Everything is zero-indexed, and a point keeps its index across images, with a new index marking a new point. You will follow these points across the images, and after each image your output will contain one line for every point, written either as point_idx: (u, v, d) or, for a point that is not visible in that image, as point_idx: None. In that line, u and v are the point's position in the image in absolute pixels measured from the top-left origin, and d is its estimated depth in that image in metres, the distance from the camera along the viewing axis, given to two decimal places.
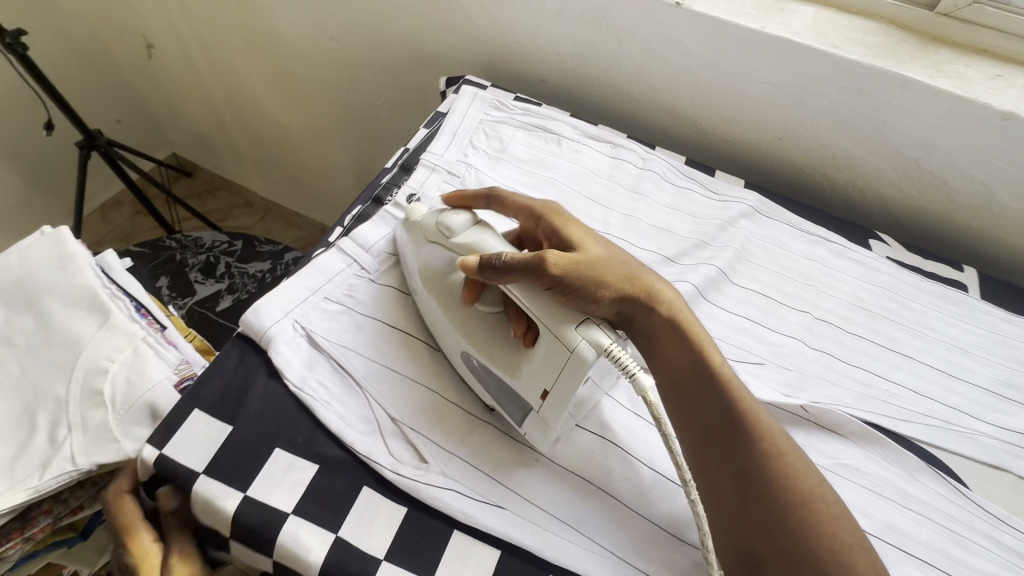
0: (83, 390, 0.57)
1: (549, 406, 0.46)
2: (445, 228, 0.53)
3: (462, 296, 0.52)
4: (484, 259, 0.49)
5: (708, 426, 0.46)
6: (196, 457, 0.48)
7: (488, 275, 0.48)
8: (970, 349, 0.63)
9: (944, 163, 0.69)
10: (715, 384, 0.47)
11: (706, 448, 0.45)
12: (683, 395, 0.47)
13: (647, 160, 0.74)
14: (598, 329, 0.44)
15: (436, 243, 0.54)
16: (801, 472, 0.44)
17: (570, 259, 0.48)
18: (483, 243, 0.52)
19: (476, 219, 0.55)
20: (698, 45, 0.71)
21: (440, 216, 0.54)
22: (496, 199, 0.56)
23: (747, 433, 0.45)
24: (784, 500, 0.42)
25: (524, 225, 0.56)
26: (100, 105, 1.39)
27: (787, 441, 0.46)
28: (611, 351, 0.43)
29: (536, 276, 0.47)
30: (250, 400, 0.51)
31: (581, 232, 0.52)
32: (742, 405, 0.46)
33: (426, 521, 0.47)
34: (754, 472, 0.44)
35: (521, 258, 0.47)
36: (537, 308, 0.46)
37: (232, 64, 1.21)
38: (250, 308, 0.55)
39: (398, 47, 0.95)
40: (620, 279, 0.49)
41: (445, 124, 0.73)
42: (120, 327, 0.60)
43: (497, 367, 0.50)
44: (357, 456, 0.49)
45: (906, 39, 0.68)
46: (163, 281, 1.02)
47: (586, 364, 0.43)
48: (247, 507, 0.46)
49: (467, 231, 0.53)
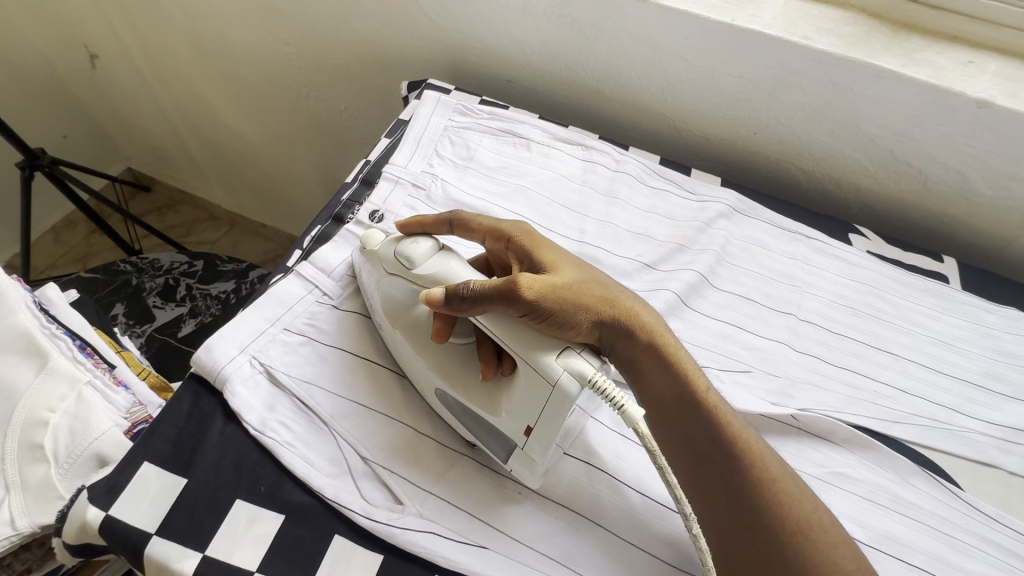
0: (21, 445, 0.52)
1: (535, 442, 0.44)
2: (405, 259, 0.48)
3: (432, 335, 0.49)
4: (451, 290, 0.44)
5: (698, 457, 0.45)
6: (147, 515, 0.44)
7: (458, 306, 0.44)
8: (954, 343, 0.62)
9: (920, 153, 0.68)
10: (702, 412, 0.45)
11: (698, 479, 0.45)
12: (670, 424, 0.46)
13: (621, 162, 0.71)
14: (579, 357, 0.41)
15: (397, 274, 0.49)
16: (796, 499, 0.43)
17: (544, 282, 0.45)
18: (447, 272, 0.47)
19: (440, 244, 0.49)
20: (668, 40, 0.68)
21: (398, 244, 0.49)
22: (460, 223, 0.52)
23: (738, 463, 0.44)
24: (781, 531, 0.42)
25: (492, 247, 0.53)
26: (42, 121, 1.30)
27: (779, 466, 0.45)
28: (597, 382, 0.39)
29: (510, 303, 0.43)
30: (206, 448, 0.47)
31: (553, 254, 0.49)
32: (731, 433, 0.45)
33: (405, 569, 0.44)
34: (749, 502, 0.43)
35: (491, 285, 0.44)
36: (513, 338, 0.43)
37: (182, 73, 1.14)
38: (201, 345, 0.50)
39: (356, 50, 0.90)
40: (597, 300, 0.46)
41: (407, 134, 0.69)
42: (61, 371, 0.55)
43: (473, 398, 0.47)
44: (326, 503, 0.46)
45: (877, 27, 0.67)
46: (119, 308, 0.96)
47: (570, 398, 0.40)
48: (207, 568, 0.42)
49: (430, 258, 0.48)
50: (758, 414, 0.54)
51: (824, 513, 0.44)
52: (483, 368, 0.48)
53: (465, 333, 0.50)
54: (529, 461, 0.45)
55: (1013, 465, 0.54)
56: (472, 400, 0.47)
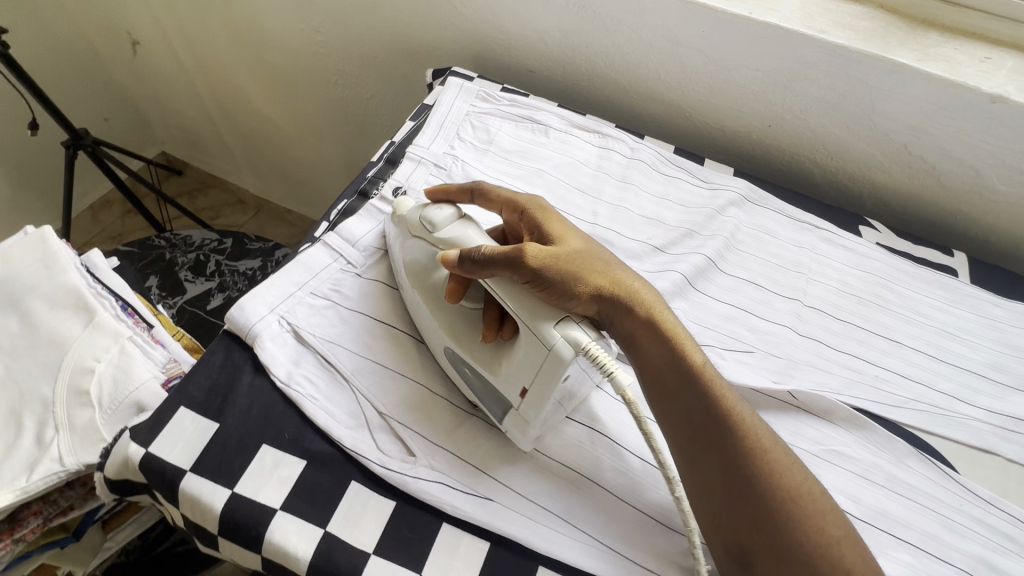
0: (70, 390, 0.56)
1: (527, 404, 0.46)
2: (428, 222, 0.52)
3: (446, 296, 0.52)
4: (462, 253, 0.48)
5: (693, 428, 0.45)
6: (183, 454, 0.48)
7: (467, 267, 0.48)
8: (960, 334, 0.63)
9: (933, 147, 0.68)
10: (696, 384, 0.46)
11: (689, 449, 0.45)
12: (664, 396, 0.47)
13: (635, 149, 0.74)
14: (577, 328, 0.44)
15: (420, 237, 0.54)
16: (788, 469, 0.43)
17: (548, 252, 0.47)
18: (465, 237, 0.51)
19: (461, 212, 0.54)
20: (686, 32, 0.70)
21: (423, 209, 0.53)
22: (480, 193, 0.56)
23: (731, 434, 0.44)
24: (771, 499, 0.42)
25: (508, 220, 0.56)
26: (86, 103, 1.37)
27: (772, 438, 0.45)
28: (589, 349, 0.43)
29: (514, 269, 0.47)
30: (236, 396, 0.51)
31: (562, 228, 0.52)
32: (724, 404, 0.45)
33: (415, 514, 0.47)
34: (739, 472, 0.43)
35: (500, 251, 0.47)
36: (516, 302, 0.46)
37: (218, 60, 1.19)
38: (234, 304, 0.54)
39: (384, 39, 0.94)
40: (597, 275, 0.48)
41: (431, 117, 0.73)
42: (106, 326, 0.60)
43: (479, 359, 0.49)
44: (345, 451, 0.49)
45: (894, 23, 0.68)
46: (153, 280, 1.01)
47: (564, 362, 0.43)
48: (235, 503, 0.46)
49: (450, 224, 0.52)
50: (759, 391, 0.56)
51: (818, 486, 0.44)
52: (485, 329, 0.50)
53: (476, 298, 0.53)
54: (523, 424, 0.48)
55: (1013, 453, 0.55)
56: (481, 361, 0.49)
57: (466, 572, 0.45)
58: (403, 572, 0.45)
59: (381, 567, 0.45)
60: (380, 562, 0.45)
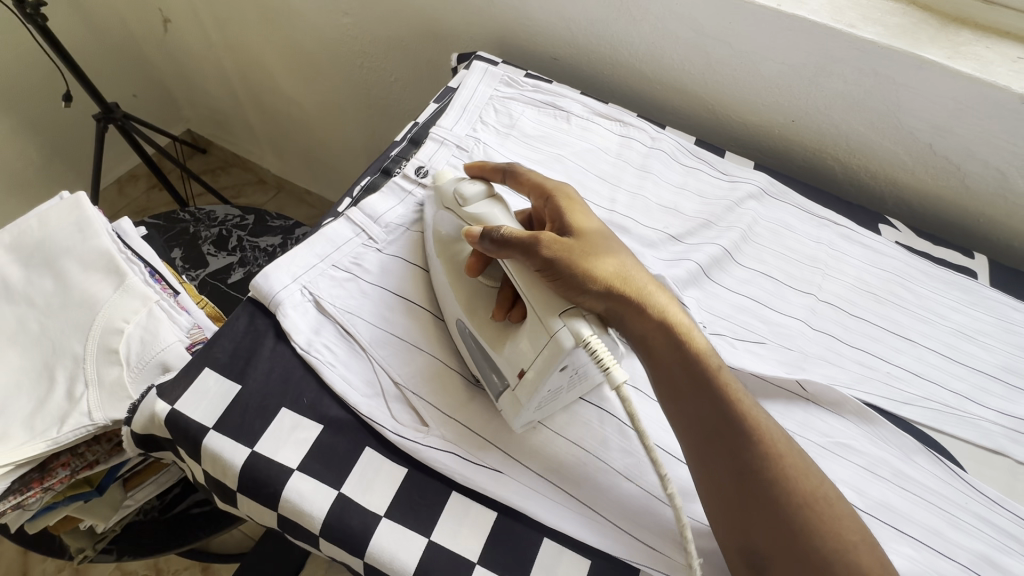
0: (100, 348, 0.59)
1: (523, 386, 0.47)
2: (460, 196, 0.54)
3: (467, 269, 0.53)
4: (484, 230, 0.50)
5: (706, 431, 0.44)
6: (206, 412, 0.50)
7: (486, 246, 0.50)
8: (975, 335, 0.63)
9: (959, 148, 0.68)
10: (710, 384, 0.45)
11: (702, 451, 0.44)
12: (676, 397, 0.46)
13: (656, 139, 0.74)
14: (582, 321, 0.45)
15: (450, 210, 0.56)
16: (803, 473, 0.42)
17: (565, 244, 0.48)
18: (491, 216, 0.53)
19: (490, 191, 0.55)
20: (712, 23, 0.70)
21: (457, 183, 0.55)
22: (513, 173, 0.57)
23: (746, 437, 0.43)
24: (786, 502, 0.41)
25: (535, 204, 0.57)
26: (116, 79, 1.40)
27: (787, 441, 0.44)
28: (590, 344, 0.44)
29: (530, 255, 0.48)
30: (258, 361, 0.53)
31: (582, 219, 0.53)
32: (739, 406, 0.44)
33: (426, 481, 0.49)
34: (755, 475, 0.42)
35: (519, 235, 0.49)
36: (528, 287, 0.48)
37: (246, 39, 1.21)
38: (259, 273, 0.56)
39: (410, 22, 0.94)
40: (610, 272, 0.48)
41: (454, 100, 0.73)
42: (135, 289, 0.62)
43: (488, 333, 0.51)
44: (360, 418, 0.51)
45: (926, 19, 0.67)
46: (178, 251, 1.04)
47: (563, 351, 0.44)
48: (254, 462, 0.48)
49: (479, 202, 0.54)
50: (769, 381, 0.56)
51: (833, 490, 0.43)
52: (496, 306, 0.52)
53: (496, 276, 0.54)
54: (515, 407, 0.48)
55: (1022, 455, 0.55)
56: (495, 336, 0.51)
57: (473, 538, 0.47)
58: (413, 536, 0.47)
59: (392, 530, 0.46)
60: (391, 525, 0.47)
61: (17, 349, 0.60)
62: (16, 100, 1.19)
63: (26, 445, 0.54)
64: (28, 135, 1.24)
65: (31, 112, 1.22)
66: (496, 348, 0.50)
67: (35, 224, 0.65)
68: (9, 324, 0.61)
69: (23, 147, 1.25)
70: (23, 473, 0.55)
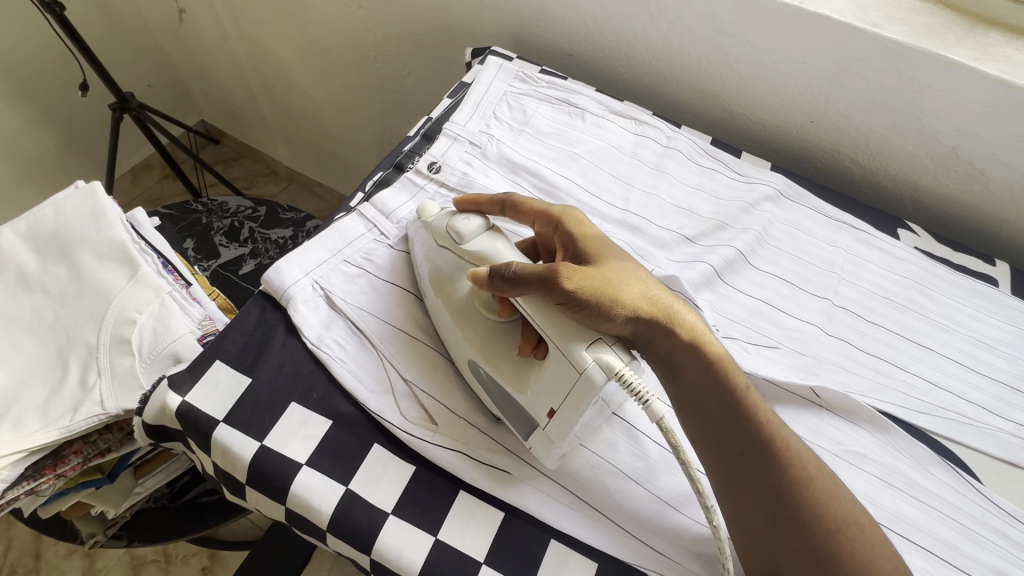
0: (113, 338, 0.59)
1: (555, 424, 0.46)
2: (456, 233, 0.53)
3: (494, 308, 0.52)
4: (493, 269, 0.49)
5: (736, 455, 0.43)
6: (216, 405, 0.50)
7: (497, 284, 0.48)
8: (995, 345, 0.62)
9: (983, 152, 0.66)
10: (739, 409, 0.44)
11: (732, 474, 0.43)
12: (703, 421, 0.45)
13: (672, 138, 0.73)
14: (610, 351, 0.43)
15: (446, 247, 0.54)
16: (836, 499, 0.42)
17: (584, 272, 0.47)
18: (495, 252, 0.52)
19: (489, 224, 0.55)
20: (732, 20, 0.68)
21: (451, 219, 0.54)
22: (512, 205, 0.56)
23: (776, 462, 0.43)
24: (818, 529, 0.41)
25: (541, 231, 0.56)
26: (132, 68, 1.40)
27: (818, 465, 0.44)
28: (623, 374, 0.42)
29: (547, 289, 0.46)
30: (269, 354, 0.53)
31: (597, 245, 0.51)
32: (770, 431, 0.44)
33: (434, 480, 0.49)
34: (789, 501, 0.42)
35: (532, 270, 0.47)
36: (546, 321, 0.46)
37: (260, 31, 1.21)
38: (271, 267, 0.56)
39: (425, 15, 0.94)
40: (636, 297, 0.47)
41: (468, 96, 0.73)
42: (148, 280, 0.62)
43: (509, 370, 0.49)
44: (369, 414, 0.51)
45: (953, 19, 0.65)
46: (190, 242, 1.04)
47: (594, 386, 0.43)
48: (264, 456, 0.48)
49: (479, 236, 0.53)
50: (782, 387, 0.55)
51: (864, 512, 0.43)
52: (522, 342, 0.50)
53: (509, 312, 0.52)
54: (549, 443, 0.47)
55: None
56: (504, 354, 0.50)
57: (480, 538, 0.47)
58: (420, 534, 0.47)
59: (399, 527, 0.47)
60: (399, 522, 0.47)
61: (32, 337, 0.61)
62: (33, 89, 1.19)
63: (39, 432, 0.54)
64: (44, 123, 1.25)
65: (47, 101, 1.23)
66: (521, 390, 0.48)
67: (50, 214, 0.66)
68: (24, 312, 0.62)
69: (40, 136, 1.26)
70: (36, 460, 0.56)
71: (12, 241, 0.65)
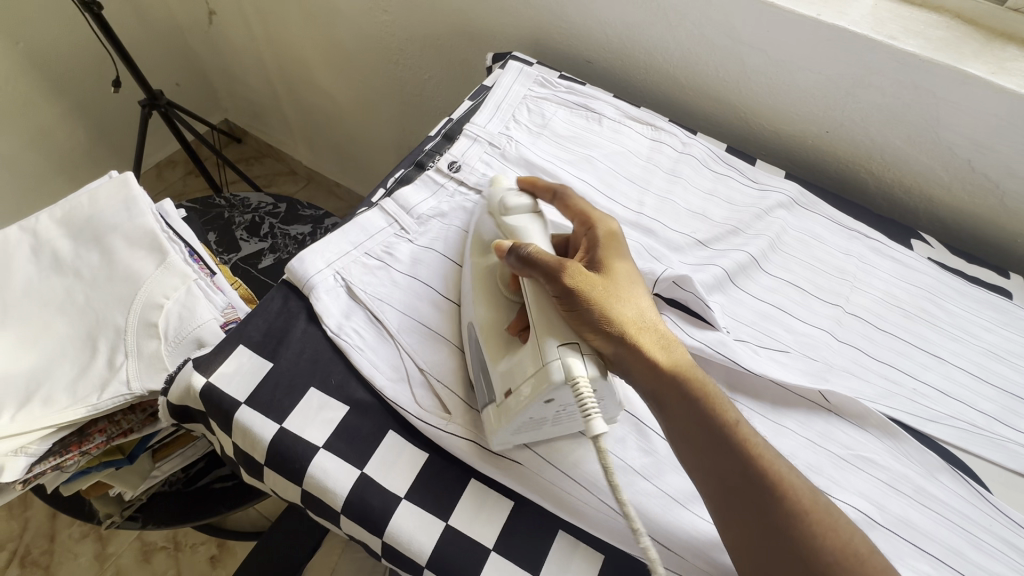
0: (140, 322, 0.61)
1: (505, 407, 0.46)
2: (504, 203, 0.56)
3: (508, 282, 0.53)
4: (513, 245, 0.50)
5: (726, 482, 0.43)
6: (239, 388, 0.52)
7: (512, 260, 0.50)
8: (1008, 357, 0.62)
9: (1000, 166, 0.66)
10: (726, 436, 0.44)
11: (724, 499, 0.43)
12: (693, 450, 0.45)
13: (687, 144, 0.75)
14: (579, 358, 0.44)
15: (493, 216, 0.57)
16: (830, 529, 0.41)
17: (585, 282, 0.47)
18: (526, 231, 0.53)
19: (535, 207, 0.56)
20: (750, 31, 0.70)
21: (506, 194, 0.57)
22: (563, 197, 0.57)
23: (769, 493, 0.42)
24: (816, 560, 0.40)
25: (575, 230, 0.56)
26: (161, 67, 1.45)
27: (813, 495, 0.43)
28: (577, 385, 0.43)
29: (551, 286, 0.47)
30: (290, 341, 0.55)
31: (614, 257, 0.52)
32: (759, 459, 0.43)
33: (445, 468, 0.50)
34: (778, 530, 0.41)
35: (546, 258, 0.48)
36: (540, 313, 0.48)
37: (287, 33, 1.24)
38: (295, 256, 0.58)
39: (448, 21, 0.96)
40: (627, 318, 0.47)
41: (489, 98, 0.75)
42: (175, 267, 0.64)
43: (493, 342, 0.50)
44: (384, 402, 0.52)
45: (971, 34, 0.66)
46: (212, 236, 1.07)
47: (551, 383, 0.44)
48: (282, 437, 0.50)
49: (520, 214, 0.55)
50: (793, 391, 0.56)
51: (862, 540, 0.42)
52: (513, 320, 0.51)
53: (518, 290, 0.53)
54: (495, 423, 0.47)
55: None
56: (496, 328, 0.51)
57: (488, 525, 0.48)
58: (431, 519, 0.48)
59: (410, 512, 0.48)
60: (410, 507, 0.48)
61: (63, 318, 0.63)
62: (67, 84, 1.24)
63: (68, 408, 0.56)
64: (76, 117, 1.30)
65: (80, 95, 1.28)
66: (495, 360, 0.49)
67: (86, 201, 0.69)
68: (57, 295, 0.64)
69: (72, 129, 1.30)
70: (63, 436, 0.58)
71: (48, 226, 0.68)
